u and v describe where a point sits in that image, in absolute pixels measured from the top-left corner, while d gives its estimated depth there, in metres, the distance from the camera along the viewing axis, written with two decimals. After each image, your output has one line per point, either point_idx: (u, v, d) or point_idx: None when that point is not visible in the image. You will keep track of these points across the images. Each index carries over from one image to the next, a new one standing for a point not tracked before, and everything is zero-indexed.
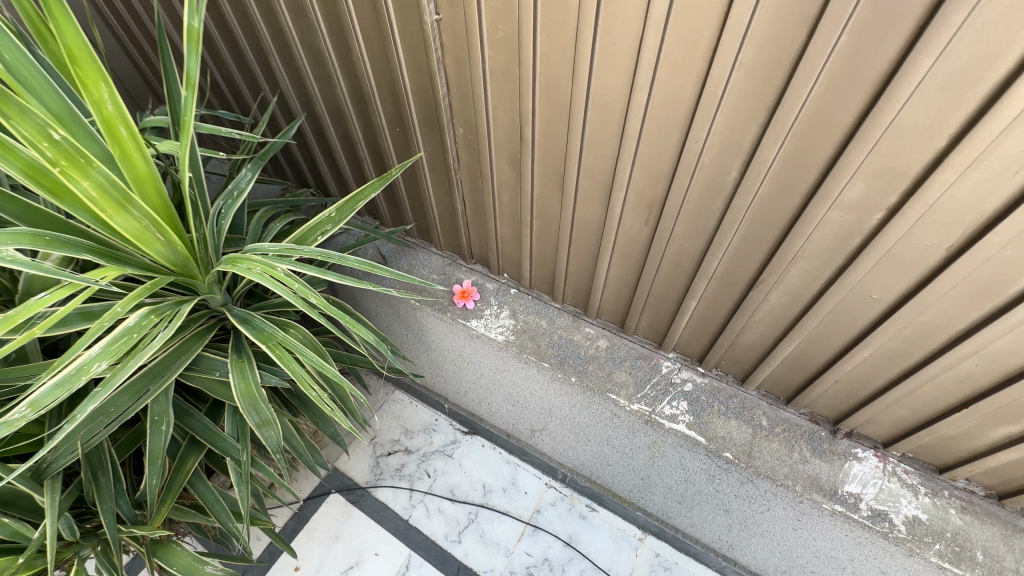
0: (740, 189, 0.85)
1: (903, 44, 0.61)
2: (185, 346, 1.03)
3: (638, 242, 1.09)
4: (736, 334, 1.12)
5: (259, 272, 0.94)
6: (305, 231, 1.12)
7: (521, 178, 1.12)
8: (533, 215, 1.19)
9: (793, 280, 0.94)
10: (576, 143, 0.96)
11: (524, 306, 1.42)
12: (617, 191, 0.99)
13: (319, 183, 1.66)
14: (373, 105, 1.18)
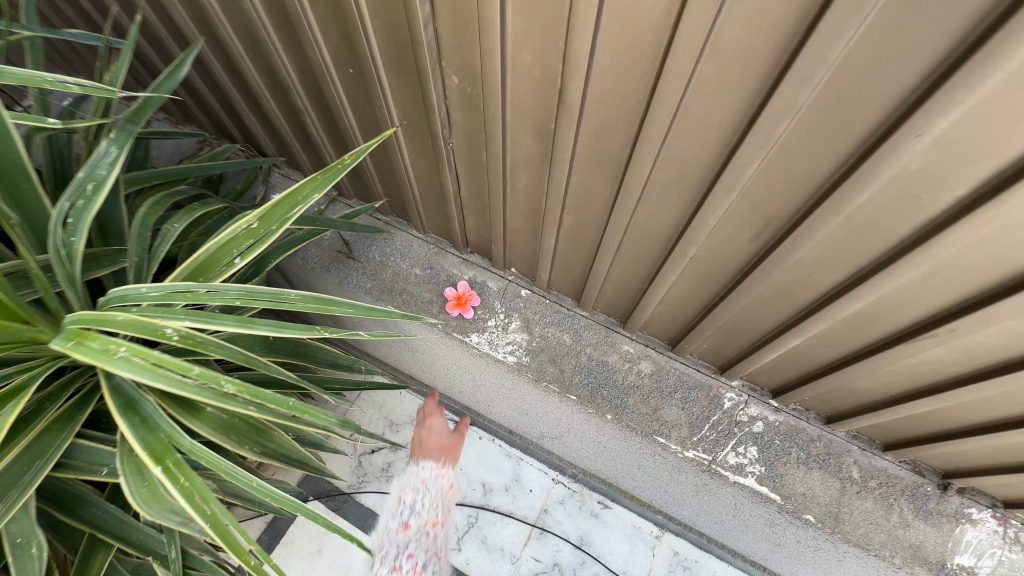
0: (960, 220, 0.49)
1: None
2: (40, 446, 0.67)
3: (726, 261, 0.73)
4: (845, 380, 0.82)
5: (124, 358, 0.55)
6: (211, 250, 0.71)
7: (552, 160, 0.71)
8: (565, 209, 0.80)
9: (980, 340, 0.61)
10: (662, 121, 0.56)
11: (540, 314, 1.07)
12: (718, 196, 0.61)
13: (244, 132, 1.20)
14: (306, 31, 0.72)
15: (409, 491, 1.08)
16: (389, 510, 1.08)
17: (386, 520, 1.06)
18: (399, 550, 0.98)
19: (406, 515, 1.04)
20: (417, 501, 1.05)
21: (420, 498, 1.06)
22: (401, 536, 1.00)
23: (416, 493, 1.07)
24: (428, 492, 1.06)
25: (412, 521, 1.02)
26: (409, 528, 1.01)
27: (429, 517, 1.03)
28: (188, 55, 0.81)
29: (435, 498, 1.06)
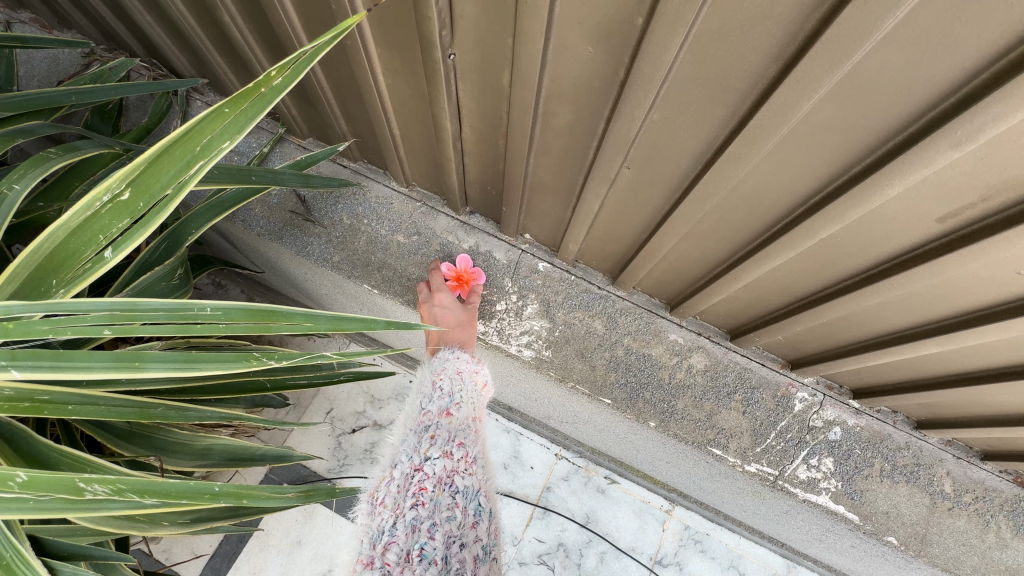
0: None
1: None
2: None
3: (872, 247, 0.49)
4: (981, 394, 0.62)
5: None
6: (59, 235, 0.42)
7: (626, 85, 0.44)
8: (627, 161, 0.54)
9: None
10: (885, 12, 0.29)
11: (563, 295, 0.82)
12: (929, 152, 0.36)
13: (143, 42, 0.85)
14: None
15: (446, 374, 0.70)
16: (416, 396, 0.70)
17: (411, 406, 0.69)
18: (447, 432, 0.62)
19: (445, 401, 0.66)
20: (456, 391, 0.68)
21: (459, 388, 0.68)
22: (446, 421, 0.63)
23: (453, 379, 0.69)
24: (467, 386, 0.69)
25: (457, 407, 0.65)
26: (453, 415, 0.64)
27: (473, 409, 0.67)
28: None
29: (475, 396, 0.70)
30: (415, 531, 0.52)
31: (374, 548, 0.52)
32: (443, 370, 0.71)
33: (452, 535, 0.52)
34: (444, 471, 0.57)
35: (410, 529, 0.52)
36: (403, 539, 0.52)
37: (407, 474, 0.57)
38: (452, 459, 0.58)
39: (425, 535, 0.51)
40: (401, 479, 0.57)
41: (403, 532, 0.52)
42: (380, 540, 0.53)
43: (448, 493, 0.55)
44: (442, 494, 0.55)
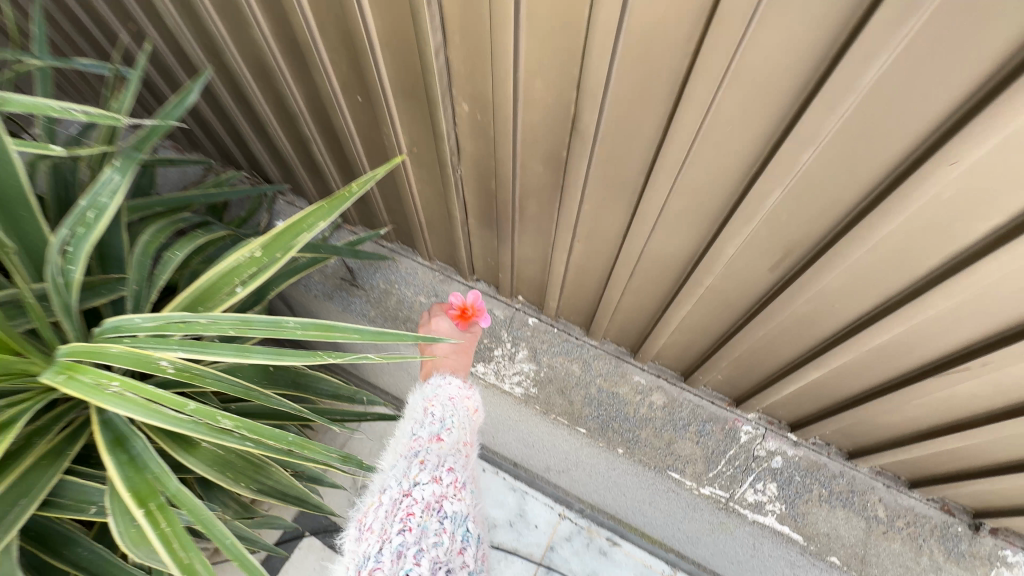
0: (998, 250, 0.46)
1: None
2: (24, 485, 0.63)
3: (742, 291, 0.71)
4: (870, 415, 0.78)
5: (116, 393, 0.52)
6: (213, 279, 0.69)
7: (563, 187, 0.70)
8: (575, 235, 0.79)
9: (1018, 376, 0.58)
10: (681, 150, 0.54)
11: (548, 344, 1.04)
12: (736, 224, 0.59)
13: (250, 161, 1.20)
14: (314, 59, 0.72)
15: (438, 402, 0.77)
16: (408, 421, 0.75)
17: (404, 432, 0.74)
18: (436, 457, 0.67)
19: (435, 427, 0.72)
20: (447, 416, 0.74)
21: (450, 414, 0.75)
22: (436, 446, 0.69)
23: (444, 406, 0.76)
24: (458, 413, 0.76)
25: (447, 433, 0.71)
26: (443, 441, 0.70)
27: (462, 434, 0.73)
28: (195, 84, 0.80)
29: (465, 421, 0.76)
30: (401, 559, 0.55)
31: (360, 573, 0.56)
32: (435, 396, 0.78)
33: (438, 561, 0.56)
34: (433, 497, 0.62)
35: (396, 555, 0.56)
36: (389, 564, 0.55)
37: (397, 499, 0.62)
38: (441, 484, 0.63)
39: (411, 561, 0.55)
40: (391, 504, 0.62)
41: (389, 559, 0.56)
42: (367, 565, 0.56)
43: (435, 518, 0.60)
44: (429, 520, 0.59)
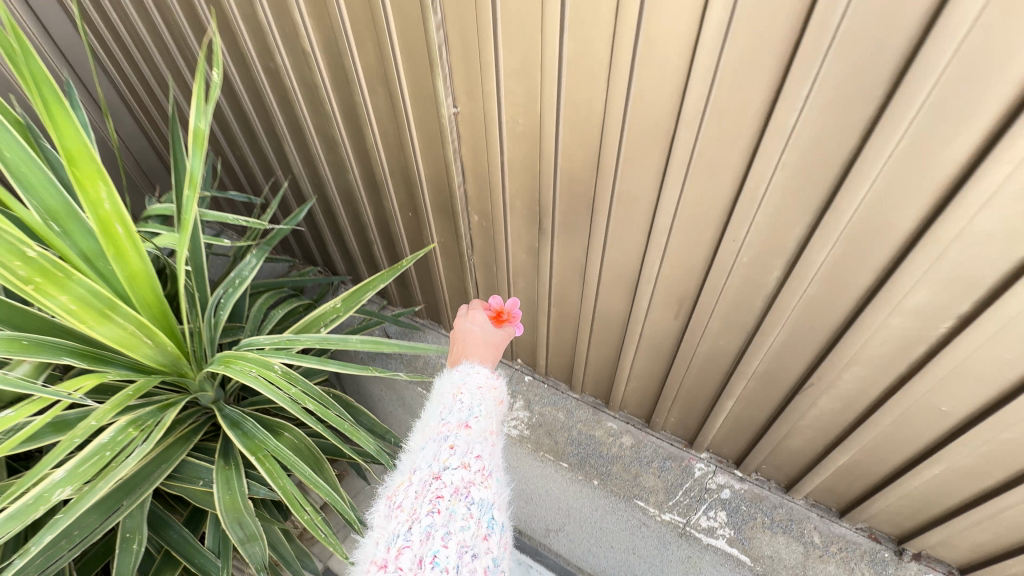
0: (784, 289, 0.77)
1: (969, 156, 0.54)
2: (167, 454, 0.93)
3: (664, 336, 1.01)
4: (780, 440, 1.01)
5: (253, 375, 0.85)
6: (308, 322, 1.05)
7: (539, 265, 1.06)
8: (551, 300, 1.13)
9: (846, 387, 0.84)
10: (601, 238, 0.91)
11: (540, 396, 1.32)
12: (644, 283, 0.92)
13: (325, 262, 1.64)
14: (385, 190, 1.15)
15: (466, 391, 0.74)
16: (436, 408, 0.73)
17: (431, 418, 0.72)
18: (465, 445, 0.65)
19: (464, 415, 0.69)
20: (475, 405, 0.72)
21: (478, 402, 0.72)
22: (464, 434, 0.66)
23: (473, 395, 0.73)
24: (486, 403, 0.73)
25: (475, 422, 0.69)
26: (471, 430, 0.67)
27: (489, 425, 0.71)
28: (302, 211, 1.23)
29: (491, 415, 0.73)
30: (430, 538, 0.54)
31: (388, 551, 0.55)
32: (464, 384, 0.75)
33: (465, 546, 0.55)
34: (461, 482, 0.60)
35: (425, 536, 0.54)
36: (418, 544, 0.54)
37: (426, 480, 0.60)
38: (470, 471, 0.62)
39: (440, 542, 0.54)
40: (421, 484, 0.60)
41: (418, 538, 0.54)
42: (395, 544, 0.55)
43: (463, 504, 0.58)
44: (458, 504, 0.58)
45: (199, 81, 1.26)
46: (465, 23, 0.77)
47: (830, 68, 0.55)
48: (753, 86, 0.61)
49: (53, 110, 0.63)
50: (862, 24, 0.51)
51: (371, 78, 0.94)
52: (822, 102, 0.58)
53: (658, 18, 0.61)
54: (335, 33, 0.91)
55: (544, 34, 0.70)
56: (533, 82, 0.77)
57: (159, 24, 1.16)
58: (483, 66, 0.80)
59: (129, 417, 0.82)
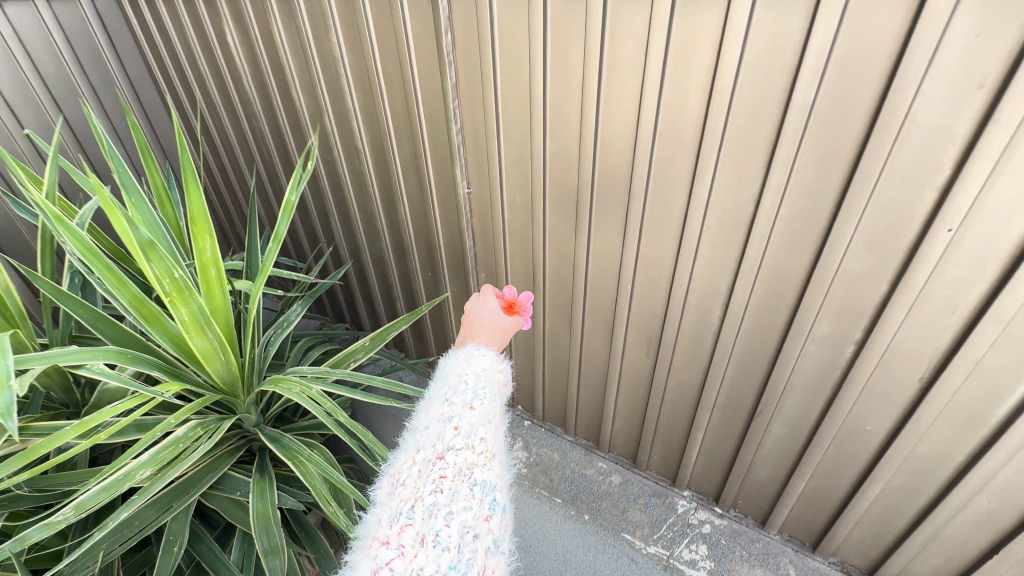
0: (725, 324, 0.97)
1: (829, 215, 0.77)
2: (215, 463, 1.10)
3: (640, 374, 1.19)
4: (747, 469, 1.14)
5: (296, 391, 1.04)
6: (341, 359, 1.25)
7: (534, 314, 1.28)
8: (545, 346, 1.33)
9: (789, 411, 1.00)
10: (582, 288, 1.14)
11: (537, 438, 1.46)
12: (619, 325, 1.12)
13: (353, 320, 1.87)
14: (410, 254, 1.41)
15: (472, 371, 0.67)
16: (438, 389, 0.67)
17: (433, 400, 0.66)
18: (470, 426, 0.59)
19: (469, 396, 0.63)
20: (480, 387, 0.65)
21: (484, 383, 0.66)
22: (468, 416, 0.60)
23: (478, 377, 0.66)
24: (492, 386, 0.67)
25: (480, 402, 0.63)
26: (476, 412, 0.61)
27: (495, 407, 0.65)
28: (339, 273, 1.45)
29: (497, 397, 0.67)
30: (432, 517, 0.51)
31: (391, 527, 0.53)
32: (469, 366, 0.68)
33: (467, 526, 0.52)
34: (465, 464, 0.56)
35: (427, 514, 0.52)
36: (420, 522, 0.51)
37: (429, 460, 0.57)
38: (473, 453, 0.57)
39: (441, 521, 0.51)
40: (424, 463, 0.57)
41: (420, 517, 0.52)
42: (398, 520, 0.53)
43: (466, 485, 0.54)
44: (461, 484, 0.54)
45: (269, 173, 1.61)
46: (477, 130, 1.07)
47: (724, 158, 0.80)
48: (677, 170, 0.86)
49: (191, 187, 0.91)
50: (738, 129, 0.77)
51: (406, 167, 1.24)
52: (725, 181, 0.82)
53: (609, 127, 0.89)
54: (382, 136, 1.23)
55: (533, 137, 0.99)
56: (526, 169, 1.05)
57: (246, 128, 1.54)
58: (490, 158, 1.09)
59: (196, 421, 1.01)
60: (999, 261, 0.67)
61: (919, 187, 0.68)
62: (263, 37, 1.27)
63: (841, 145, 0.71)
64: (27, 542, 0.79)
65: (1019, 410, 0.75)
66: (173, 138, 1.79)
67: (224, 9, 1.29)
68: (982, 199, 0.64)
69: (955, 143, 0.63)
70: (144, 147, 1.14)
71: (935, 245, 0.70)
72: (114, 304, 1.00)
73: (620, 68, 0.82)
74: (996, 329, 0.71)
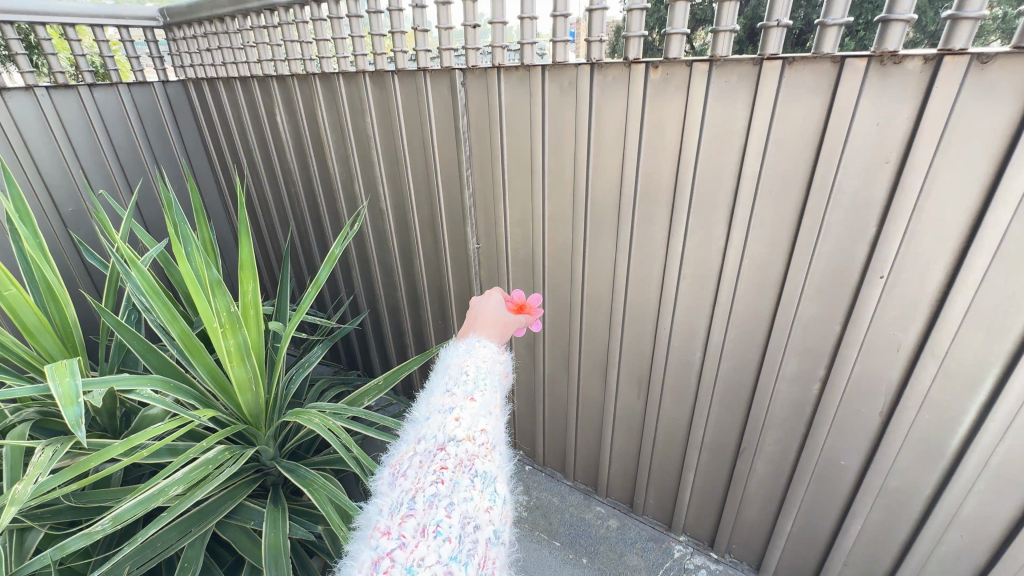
0: (705, 365, 1.08)
1: (784, 265, 0.90)
2: (234, 491, 1.18)
3: (632, 416, 1.27)
4: (737, 510, 1.19)
5: (316, 422, 1.13)
6: (357, 397, 1.34)
7: (535, 360, 1.39)
8: (545, 390, 1.43)
9: (770, 448, 1.08)
10: (577, 333, 1.26)
11: (537, 483, 1.53)
12: (612, 368, 1.23)
13: (365, 369, 1.98)
14: (423, 303, 1.55)
15: (475, 360, 0.57)
16: (436, 377, 0.57)
17: (429, 389, 0.56)
18: (472, 415, 0.50)
19: (470, 385, 0.53)
20: (483, 375, 0.55)
21: (487, 372, 0.56)
22: (469, 405, 0.51)
23: (480, 369, 0.56)
24: (494, 378, 0.56)
25: (483, 392, 0.53)
26: (478, 402, 0.52)
27: (499, 398, 0.55)
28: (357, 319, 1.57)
29: (501, 389, 0.57)
30: (433, 508, 0.43)
31: (390, 519, 0.44)
32: (470, 356, 0.58)
33: (469, 518, 0.43)
34: (466, 455, 0.47)
35: (427, 505, 0.43)
36: (420, 513, 0.43)
37: (429, 450, 0.48)
38: (476, 442, 0.48)
39: (442, 512, 0.43)
40: (423, 452, 0.48)
41: (420, 507, 0.43)
42: (397, 511, 0.44)
43: (468, 476, 0.45)
44: (462, 475, 0.45)
45: (301, 234, 1.81)
46: (486, 196, 1.25)
47: (693, 218, 0.95)
48: (655, 228, 1.01)
49: (243, 238, 1.08)
50: (703, 193, 0.92)
51: (423, 227, 1.42)
52: (696, 237, 0.97)
53: (597, 193, 1.06)
54: (404, 201, 1.42)
55: (534, 202, 1.16)
56: (528, 228, 1.21)
57: (284, 195, 1.76)
58: (497, 219, 1.26)
59: (224, 447, 1.11)
60: (927, 303, 0.79)
61: (853, 241, 0.82)
62: (307, 117, 1.50)
63: (787, 207, 0.85)
64: (66, 550, 0.86)
65: (969, 439, 0.83)
66: (219, 207, 2.04)
67: (277, 97, 1.54)
68: (904, 250, 0.77)
69: (875, 205, 0.77)
70: (200, 206, 1.32)
71: (872, 289, 0.82)
72: (163, 338, 1.13)
73: (605, 144, 1.00)
74: (935, 363, 0.81)
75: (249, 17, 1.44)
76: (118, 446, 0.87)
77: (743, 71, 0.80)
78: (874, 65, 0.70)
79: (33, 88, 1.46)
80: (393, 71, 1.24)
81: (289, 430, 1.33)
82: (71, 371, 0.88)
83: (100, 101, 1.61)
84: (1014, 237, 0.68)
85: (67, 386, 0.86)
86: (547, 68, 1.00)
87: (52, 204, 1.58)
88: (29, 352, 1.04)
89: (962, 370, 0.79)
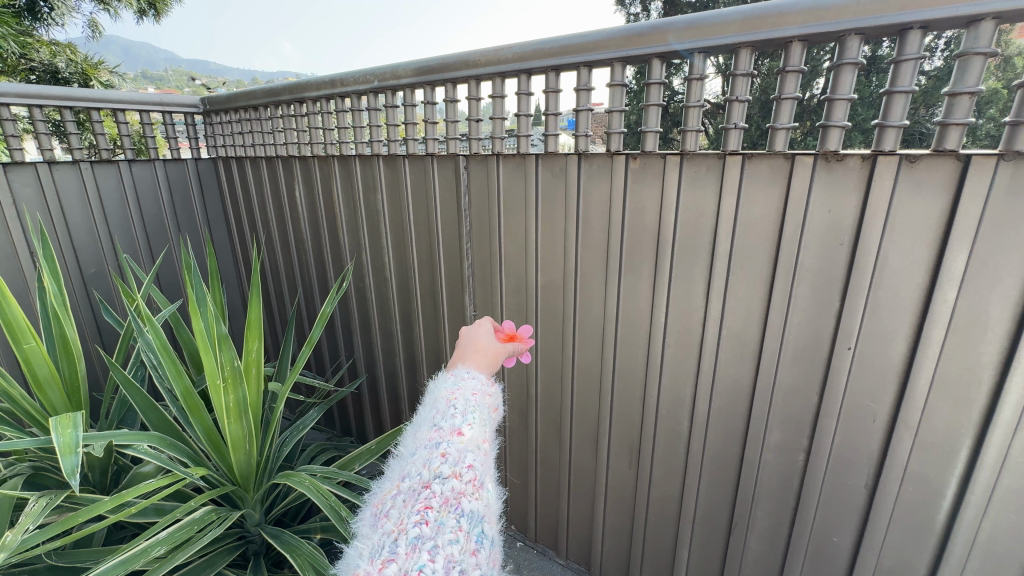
0: (693, 434, 1.10)
1: (759, 336, 0.95)
2: (216, 557, 1.14)
3: (625, 487, 1.26)
4: None
5: (305, 484, 1.13)
6: (350, 459, 1.33)
7: (527, 426, 1.41)
8: (538, 460, 1.42)
9: (763, 522, 1.06)
10: (569, 400, 1.28)
11: (529, 560, 1.47)
12: (603, 436, 1.25)
13: (359, 435, 1.97)
14: (420, 368, 1.59)
15: (462, 394, 0.59)
16: (423, 411, 0.59)
17: (417, 424, 0.58)
18: (458, 452, 0.52)
19: (458, 419, 0.55)
20: (471, 410, 0.57)
21: (476, 407, 0.58)
22: (456, 440, 0.53)
23: (468, 400, 0.58)
24: (483, 410, 0.58)
25: (470, 426, 0.55)
26: (466, 437, 0.53)
27: (487, 432, 0.57)
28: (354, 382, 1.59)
29: (490, 422, 0.59)
30: (416, 552, 0.45)
31: (371, 564, 0.46)
32: (458, 388, 0.60)
33: (453, 562, 0.44)
34: (452, 493, 0.49)
35: (411, 549, 0.45)
36: (403, 557, 0.44)
37: (413, 489, 0.50)
38: (461, 480, 0.50)
39: (426, 556, 0.44)
40: (408, 492, 0.50)
41: (403, 550, 0.45)
42: (379, 556, 0.46)
43: (453, 516, 0.47)
44: (447, 515, 0.47)
45: (307, 299, 1.90)
46: (483, 267, 1.33)
47: (674, 289, 1.02)
48: (639, 299, 1.08)
49: (254, 299, 1.14)
50: (681, 268, 1.00)
51: (424, 293, 1.50)
52: (677, 308, 1.03)
53: (586, 266, 1.14)
54: (407, 270, 1.51)
55: (528, 272, 1.25)
56: (522, 297, 1.29)
57: (295, 262, 1.87)
58: (493, 288, 1.33)
59: (212, 508, 1.10)
60: (895, 374, 0.83)
61: (820, 314, 0.88)
62: (323, 192, 1.64)
63: (757, 282, 0.93)
64: None
65: (954, 513, 0.83)
66: (232, 273, 2.16)
67: (297, 175, 1.69)
68: (866, 323, 0.83)
69: (835, 282, 0.85)
70: (215, 269, 1.40)
71: (843, 360, 0.87)
72: (165, 394, 1.16)
73: (591, 222, 1.10)
74: (910, 434, 0.84)
75: (279, 106, 1.63)
76: (108, 502, 0.86)
77: (710, 163, 0.91)
78: (820, 161, 0.80)
79: (79, 162, 1.62)
80: (404, 155, 1.39)
81: (277, 494, 1.32)
82: (74, 423, 0.90)
83: (136, 175, 1.77)
84: (962, 311, 0.75)
85: (69, 436, 0.88)
86: (540, 157, 1.13)
87: (76, 265, 1.68)
88: (34, 405, 1.08)
89: (936, 440, 0.82)
